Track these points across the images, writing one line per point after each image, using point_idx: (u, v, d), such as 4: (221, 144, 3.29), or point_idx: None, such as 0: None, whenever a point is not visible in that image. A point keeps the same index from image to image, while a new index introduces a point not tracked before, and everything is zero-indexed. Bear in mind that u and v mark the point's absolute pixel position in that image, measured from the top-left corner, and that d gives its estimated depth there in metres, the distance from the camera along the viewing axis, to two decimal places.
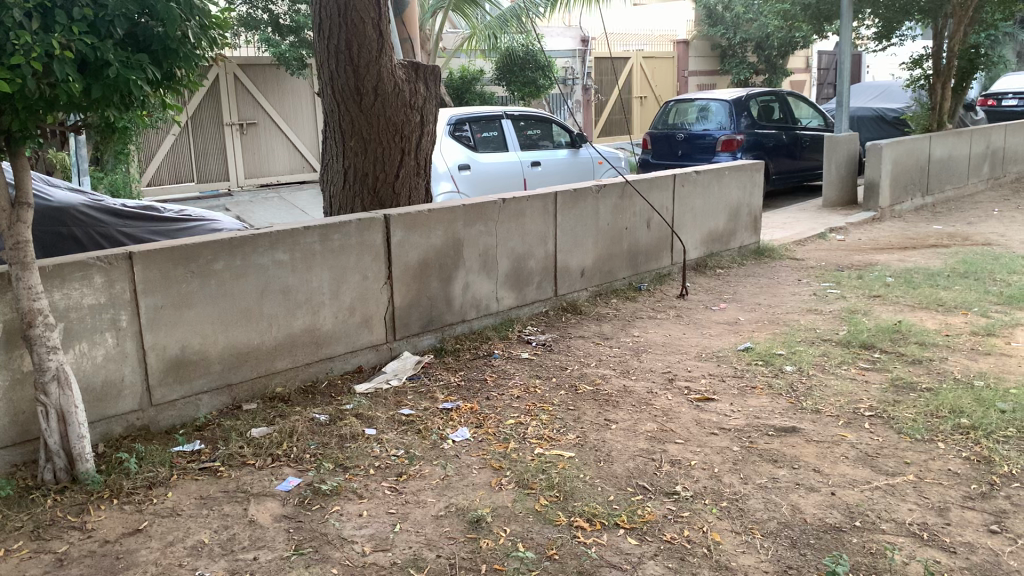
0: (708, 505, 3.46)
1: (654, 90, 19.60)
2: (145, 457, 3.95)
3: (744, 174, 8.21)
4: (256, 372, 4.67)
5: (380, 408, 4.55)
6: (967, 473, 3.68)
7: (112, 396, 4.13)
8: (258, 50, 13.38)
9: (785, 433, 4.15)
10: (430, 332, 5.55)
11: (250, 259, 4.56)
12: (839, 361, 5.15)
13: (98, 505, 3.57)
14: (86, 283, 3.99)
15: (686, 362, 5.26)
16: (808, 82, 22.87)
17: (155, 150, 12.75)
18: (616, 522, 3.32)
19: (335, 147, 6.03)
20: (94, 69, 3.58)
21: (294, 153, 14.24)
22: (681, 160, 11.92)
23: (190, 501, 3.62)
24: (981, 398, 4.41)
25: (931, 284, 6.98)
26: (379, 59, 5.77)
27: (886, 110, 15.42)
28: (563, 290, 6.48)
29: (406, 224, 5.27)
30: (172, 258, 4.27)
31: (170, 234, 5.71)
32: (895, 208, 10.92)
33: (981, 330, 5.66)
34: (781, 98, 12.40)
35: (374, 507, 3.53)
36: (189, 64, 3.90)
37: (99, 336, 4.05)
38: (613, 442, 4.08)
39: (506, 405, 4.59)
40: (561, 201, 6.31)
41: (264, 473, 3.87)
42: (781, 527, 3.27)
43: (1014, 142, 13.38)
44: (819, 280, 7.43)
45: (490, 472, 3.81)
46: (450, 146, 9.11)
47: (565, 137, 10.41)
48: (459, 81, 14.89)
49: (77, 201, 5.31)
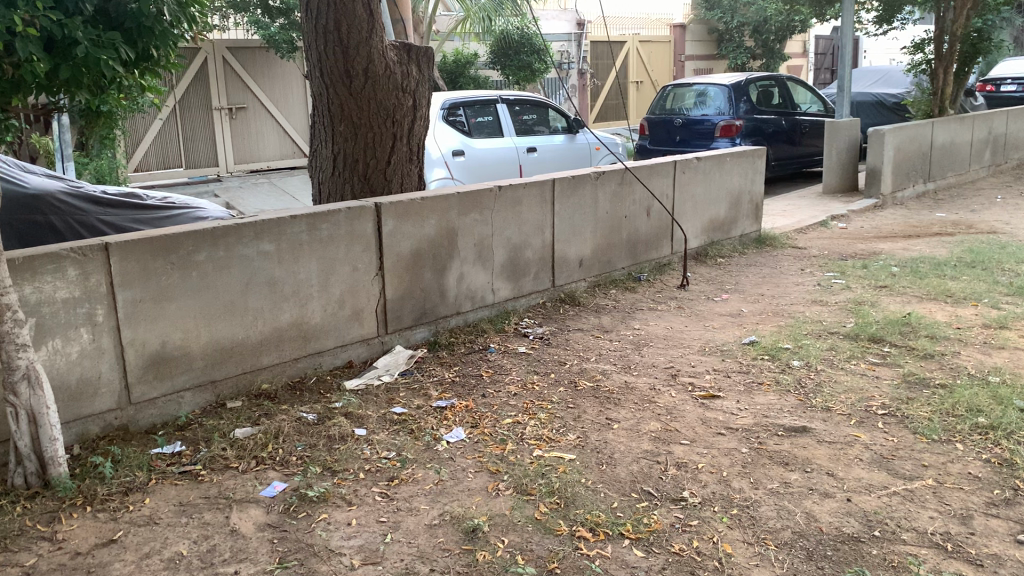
0: (717, 513, 3.26)
1: (650, 75, 19.42)
2: (122, 460, 3.74)
3: (745, 161, 7.99)
4: (240, 368, 4.45)
5: (372, 406, 4.35)
6: (988, 477, 3.49)
7: (88, 395, 3.91)
8: (247, 32, 13.15)
9: (795, 433, 3.96)
10: (424, 326, 5.34)
11: (234, 250, 4.34)
12: (847, 356, 4.95)
13: (71, 513, 3.36)
14: (59, 276, 3.77)
15: (689, 357, 5.06)
16: (805, 66, 22.63)
17: (142, 134, 12.44)
18: (621, 532, 3.14)
19: (323, 133, 5.79)
20: (63, 48, 3.82)
21: (285, 138, 13.94)
22: (680, 146, 11.68)
23: (169, 508, 3.42)
24: (999, 395, 4.22)
25: (939, 275, 6.78)
26: (369, 40, 5.53)
27: (886, 95, 15.19)
28: (560, 281, 6.27)
29: (398, 213, 5.05)
30: (150, 249, 4.04)
31: (153, 223, 5.44)
32: (898, 195, 10.72)
33: (993, 322, 5.48)
34: (781, 82, 12.16)
35: (364, 515, 3.33)
36: (164, 43, 4.15)
37: (74, 332, 3.83)
38: (615, 444, 3.88)
39: (503, 403, 4.38)
40: (559, 188, 6.08)
41: (247, 477, 3.66)
42: (797, 537, 3.09)
43: (1015, 128, 13.19)
44: (823, 269, 7.23)
45: (486, 476, 3.61)
46: (443, 131, 8.85)
47: (561, 122, 10.16)
48: (452, 64, 14.62)
49: (56, 188, 5.06)
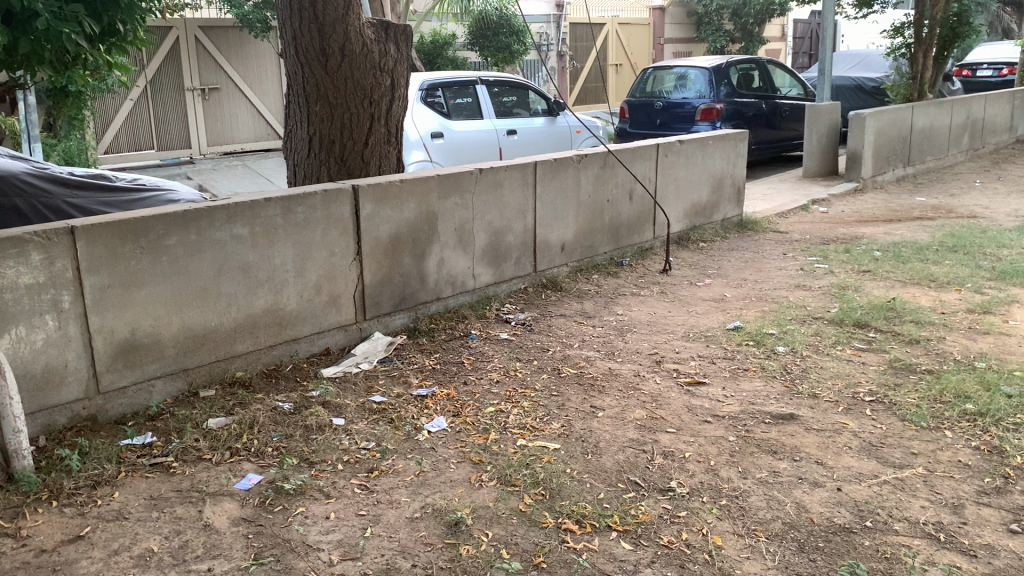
0: (706, 504, 3.19)
1: (630, 58, 19.29)
2: (90, 452, 3.59)
3: (727, 143, 7.91)
4: (214, 356, 4.31)
5: (350, 395, 4.23)
6: (979, 465, 3.45)
7: (55, 384, 3.76)
8: (220, 10, 12.85)
9: (782, 421, 3.90)
10: (403, 312, 5.22)
11: (206, 234, 4.18)
12: (833, 342, 4.90)
13: (36, 508, 3.22)
14: (22, 260, 3.60)
15: (673, 343, 4.99)
16: (784, 50, 22.60)
17: (113, 115, 12.13)
18: (608, 524, 3.05)
19: (299, 113, 5.62)
20: (23, 20, 3.86)
21: (259, 120, 13.68)
22: (660, 129, 11.56)
23: (139, 502, 3.28)
24: (987, 381, 4.18)
25: (922, 259, 6.75)
26: (346, 16, 5.36)
27: (865, 79, 15.21)
28: (542, 266, 6.17)
29: (377, 196, 4.91)
30: (119, 233, 3.88)
31: (123, 206, 5.25)
32: (878, 179, 10.70)
33: (977, 307, 5.45)
34: (761, 65, 12.10)
35: (343, 508, 3.22)
36: (129, 16, 4.20)
37: (38, 319, 3.67)
38: (600, 432, 3.80)
39: (485, 391, 4.28)
40: (541, 171, 5.96)
41: (221, 469, 3.53)
42: (787, 528, 3.03)
43: (993, 113, 13.23)
44: (805, 254, 7.18)
45: (469, 467, 3.51)
46: (422, 113, 8.68)
47: (542, 104, 10.02)
48: (430, 45, 14.40)
49: (20, 169, 4.86)
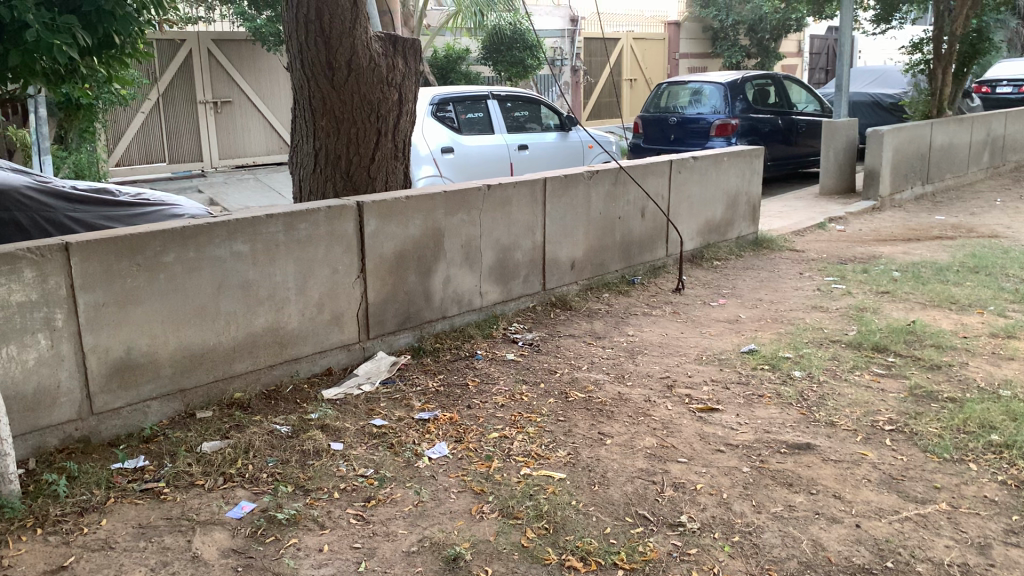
0: (718, 541, 3.03)
1: (644, 73, 19.20)
2: (79, 477, 3.47)
3: (742, 160, 7.76)
4: (212, 376, 4.19)
5: (350, 418, 4.10)
6: (1007, 501, 3.27)
7: (46, 405, 3.65)
8: (233, 23, 12.86)
9: (799, 450, 3.73)
10: (408, 331, 5.09)
11: (205, 250, 4.08)
12: (851, 367, 4.72)
13: (20, 536, 3.09)
14: (14, 277, 3.51)
15: (686, 366, 4.83)
16: (800, 65, 22.47)
17: (125, 128, 12.14)
18: (614, 562, 2.90)
19: (305, 127, 5.52)
20: (15, 32, 3.81)
21: (270, 133, 13.65)
22: (674, 145, 11.43)
23: (127, 531, 3.16)
24: (1013, 411, 3.99)
25: (942, 280, 6.56)
26: (353, 30, 5.27)
27: (882, 95, 15.05)
28: (552, 284, 6.03)
29: (381, 212, 4.79)
30: (115, 249, 3.79)
31: (126, 221, 5.15)
32: (896, 197, 10.51)
33: (1001, 331, 5.27)
34: (777, 81, 11.95)
35: (337, 540, 3.09)
36: (125, 28, 4.16)
37: (30, 338, 3.56)
38: (608, 461, 3.65)
39: (490, 416, 4.14)
40: (550, 188, 5.84)
41: (213, 496, 3.41)
42: (803, 569, 2.86)
43: (1014, 129, 13.00)
44: (822, 273, 7.01)
45: (470, 497, 3.37)
46: (433, 127, 8.58)
47: (554, 119, 9.92)
48: (444, 59, 14.34)
49: (21, 183, 4.77)
